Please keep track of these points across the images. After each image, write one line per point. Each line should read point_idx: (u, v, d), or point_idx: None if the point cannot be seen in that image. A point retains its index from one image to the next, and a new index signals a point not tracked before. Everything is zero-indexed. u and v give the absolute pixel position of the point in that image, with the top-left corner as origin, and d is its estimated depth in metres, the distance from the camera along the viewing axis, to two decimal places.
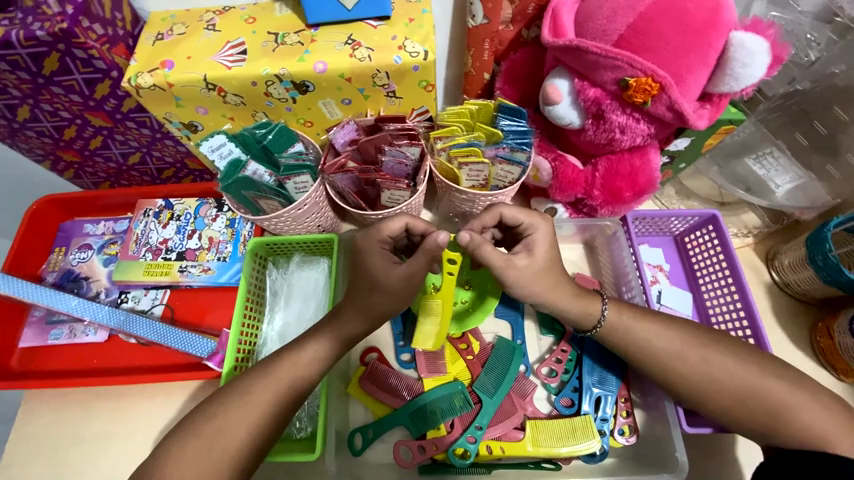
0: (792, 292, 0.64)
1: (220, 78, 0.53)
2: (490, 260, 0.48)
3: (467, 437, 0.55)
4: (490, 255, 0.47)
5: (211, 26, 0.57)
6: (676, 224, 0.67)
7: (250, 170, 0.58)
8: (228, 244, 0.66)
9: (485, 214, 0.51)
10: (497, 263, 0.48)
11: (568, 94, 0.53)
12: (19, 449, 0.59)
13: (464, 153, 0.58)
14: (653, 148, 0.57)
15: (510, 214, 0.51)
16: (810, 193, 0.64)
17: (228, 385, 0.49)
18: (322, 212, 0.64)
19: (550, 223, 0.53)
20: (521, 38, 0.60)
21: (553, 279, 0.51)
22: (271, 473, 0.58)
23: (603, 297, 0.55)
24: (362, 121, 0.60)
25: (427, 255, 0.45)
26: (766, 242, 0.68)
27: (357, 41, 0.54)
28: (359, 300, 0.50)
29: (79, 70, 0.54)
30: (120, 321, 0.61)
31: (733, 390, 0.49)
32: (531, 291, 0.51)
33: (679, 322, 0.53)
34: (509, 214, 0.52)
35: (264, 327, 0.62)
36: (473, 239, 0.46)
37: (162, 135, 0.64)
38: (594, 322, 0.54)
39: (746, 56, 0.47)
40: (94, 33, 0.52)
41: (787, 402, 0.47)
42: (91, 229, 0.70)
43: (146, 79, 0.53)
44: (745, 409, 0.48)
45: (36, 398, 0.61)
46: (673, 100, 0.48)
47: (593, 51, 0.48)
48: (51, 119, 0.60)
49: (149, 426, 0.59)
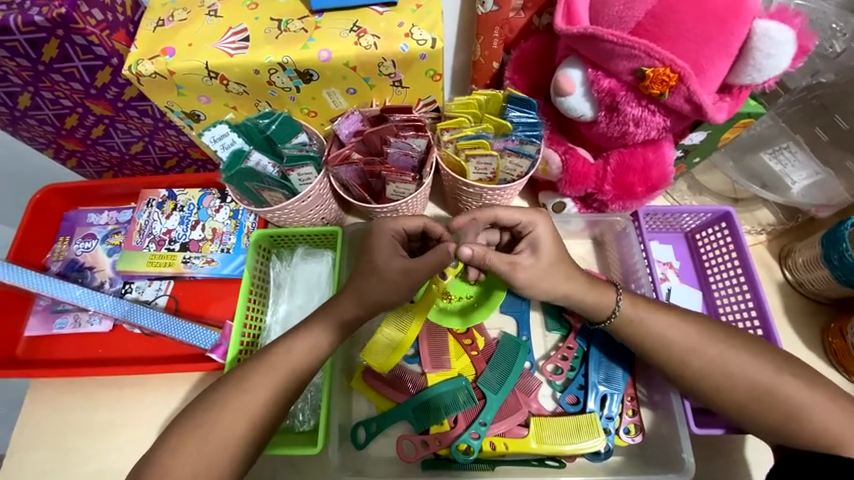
0: (805, 292, 0.63)
1: (222, 66, 0.52)
2: (494, 266, 0.48)
3: (470, 433, 0.55)
4: (494, 261, 0.47)
5: (212, 12, 0.55)
6: (687, 220, 0.65)
7: (253, 162, 0.57)
8: (232, 236, 0.65)
9: (479, 211, 0.50)
10: (502, 267, 0.48)
11: (582, 84, 0.51)
12: (26, 435, 0.59)
13: (472, 145, 0.56)
14: (667, 142, 0.55)
15: (505, 214, 0.50)
16: (828, 189, 0.62)
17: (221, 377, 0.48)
18: (327, 204, 0.63)
19: (548, 222, 0.51)
20: (531, 26, 0.58)
21: (564, 271, 0.51)
22: (274, 465, 0.58)
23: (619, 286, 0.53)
24: (367, 112, 0.58)
25: (437, 257, 0.47)
26: (780, 239, 0.66)
27: (363, 28, 0.53)
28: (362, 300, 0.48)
29: (79, 56, 0.53)
30: (124, 311, 0.61)
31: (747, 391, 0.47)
32: (551, 287, 0.50)
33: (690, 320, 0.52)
34: (507, 214, 0.51)
35: (267, 319, 0.62)
36: (475, 253, 0.45)
37: (165, 124, 0.63)
38: (608, 312, 0.52)
39: (770, 46, 0.45)
40: (93, 18, 0.51)
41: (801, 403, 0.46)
42: (94, 218, 0.69)
43: (147, 67, 0.52)
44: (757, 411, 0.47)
45: (41, 386, 0.61)
46: (691, 92, 0.46)
47: (609, 40, 0.46)
48: (52, 107, 0.59)
49: (154, 415, 0.59)
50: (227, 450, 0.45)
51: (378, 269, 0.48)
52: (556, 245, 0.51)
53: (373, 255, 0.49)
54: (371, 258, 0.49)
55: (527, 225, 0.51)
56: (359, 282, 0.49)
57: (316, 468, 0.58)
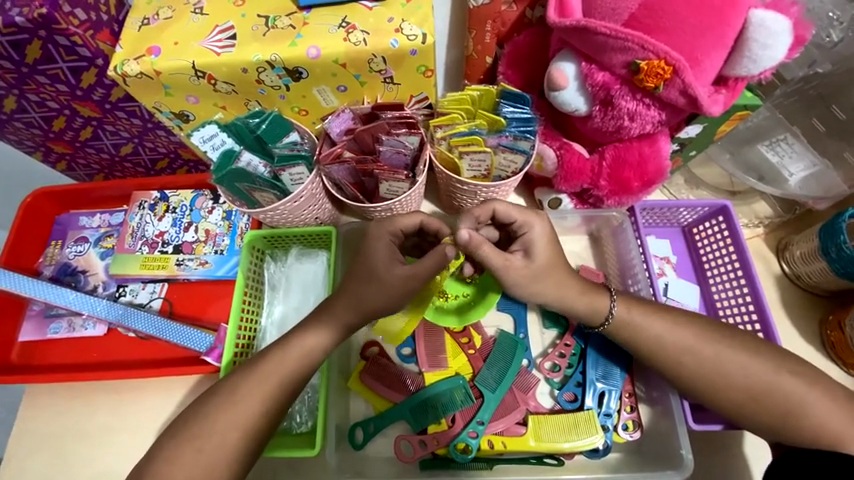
0: (803, 284, 0.62)
1: (209, 65, 0.51)
2: (489, 261, 0.47)
3: (468, 432, 0.55)
4: (489, 254, 0.47)
5: (198, 9, 0.54)
6: (684, 214, 0.65)
7: (244, 162, 0.56)
8: (225, 237, 0.65)
9: (477, 207, 0.50)
10: (496, 263, 0.48)
11: (575, 78, 0.50)
12: (23, 441, 0.59)
13: (465, 142, 0.55)
14: (662, 136, 0.55)
15: (501, 208, 0.50)
16: (825, 181, 0.61)
17: (218, 384, 0.48)
18: (320, 204, 0.62)
19: (545, 222, 0.51)
20: (524, 19, 0.57)
21: (557, 277, 0.51)
22: (273, 467, 0.58)
23: (612, 293, 0.53)
24: (358, 109, 0.57)
25: (436, 257, 0.46)
26: (777, 232, 0.66)
27: (352, 24, 0.52)
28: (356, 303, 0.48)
29: (63, 58, 0.52)
30: (118, 315, 0.61)
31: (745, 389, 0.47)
32: (546, 285, 0.50)
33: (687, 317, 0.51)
34: (504, 211, 0.50)
35: (262, 321, 0.61)
36: (472, 239, 0.46)
37: (154, 124, 0.62)
38: (602, 319, 0.52)
39: (767, 37, 0.44)
40: (76, 18, 0.50)
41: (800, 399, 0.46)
42: (87, 221, 0.69)
43: (132, 67, 0.51)
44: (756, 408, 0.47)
45: (37, 391, 0.61)
46: (687, 85, 0.45)
47: (602, 32, 0.45)
48: (39, 110, 0.58)
49: (151, 419, 0.59)
50: (224, 455, 0.45)
51: (373, 271, 0.48)
52: (554, 250, 0.50)
53: (367, 257, 0.48)
54: (366, 259, 0.48)
55: (523, 224, 0.50)
56: (353, 285, 0.48)
57: (314, 469, 0.58)
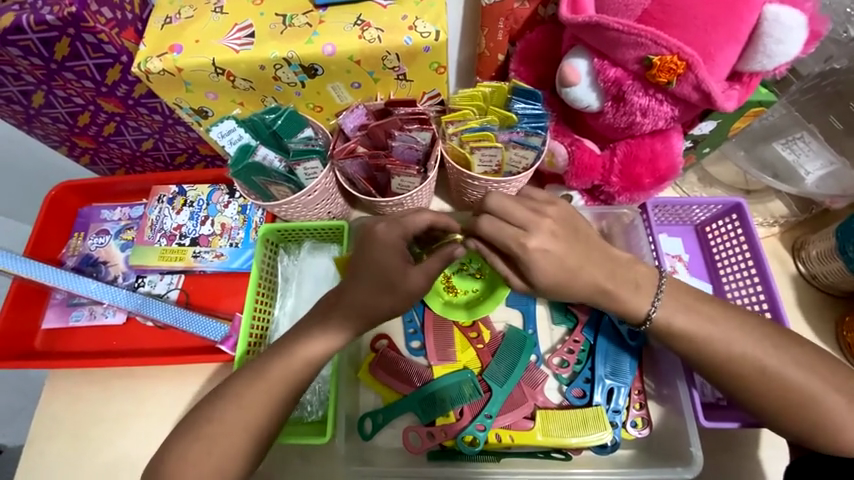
0: (819, 285, 0.61)
1: (228, 62, 0.52)
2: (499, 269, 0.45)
3: (476, 425, 0.56)
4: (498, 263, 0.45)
5: (218, 9, 0.55)
6: (697, 212, 0.64)
7: (261, 155, 0.57)
8: (240, 230, 0.66)
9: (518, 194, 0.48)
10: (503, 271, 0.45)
11: (588, 74, 0.50)
12: (44, 425, 0.61)
13: (477, 137, 0.56)
14: (676, 132, 0.55)
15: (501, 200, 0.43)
16: (844, 180, 0.60)
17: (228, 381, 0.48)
18: (333, 199, 0.63)
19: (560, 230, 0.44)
20: (537, 17, 0.58)
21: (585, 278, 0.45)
22: (283, 454, 0.59)
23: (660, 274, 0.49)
24: (371, 105, 0.58)
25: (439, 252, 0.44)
26: (793, 232, 0.65)
27: (367, 22, 0.53)
28: (358, 291, 0.46)
29: (90, 55, 0.54)
30: (138, 304, 0.62)
31: (766, 390, 0.45)
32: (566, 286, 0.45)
33: (710, 306, 0.48)
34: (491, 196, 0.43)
35: (276, 312, 0.63)
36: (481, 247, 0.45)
37: (174, 120, 0.63)
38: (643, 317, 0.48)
39: (781, 32, 0.44)
40: (102, 16, 0.51)
41: (825, 405, 0.44)
42: (108, 214, 0.71)
43: (155, 64, 0.52)
44: (777, 411, 0.45)
45: (59, 376, 0.63)
46: (700, 80, 0.45)
47: (615, 28, 0.45)
48: (65, 105, 0.60)
49: (167, 406, 0.61)
50: (234, 443, 0.45)
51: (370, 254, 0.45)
52: (564, 242, 0.44)
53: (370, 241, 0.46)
54: (369, 247, 0.46)
55: (511, 218, 0.43)
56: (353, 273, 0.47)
57: (324, 459, 0.59)
